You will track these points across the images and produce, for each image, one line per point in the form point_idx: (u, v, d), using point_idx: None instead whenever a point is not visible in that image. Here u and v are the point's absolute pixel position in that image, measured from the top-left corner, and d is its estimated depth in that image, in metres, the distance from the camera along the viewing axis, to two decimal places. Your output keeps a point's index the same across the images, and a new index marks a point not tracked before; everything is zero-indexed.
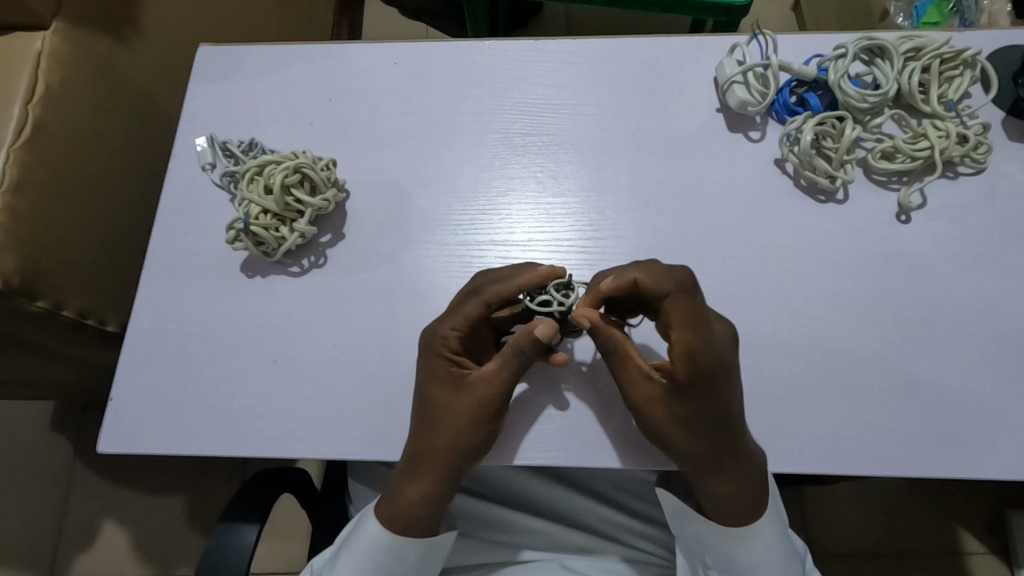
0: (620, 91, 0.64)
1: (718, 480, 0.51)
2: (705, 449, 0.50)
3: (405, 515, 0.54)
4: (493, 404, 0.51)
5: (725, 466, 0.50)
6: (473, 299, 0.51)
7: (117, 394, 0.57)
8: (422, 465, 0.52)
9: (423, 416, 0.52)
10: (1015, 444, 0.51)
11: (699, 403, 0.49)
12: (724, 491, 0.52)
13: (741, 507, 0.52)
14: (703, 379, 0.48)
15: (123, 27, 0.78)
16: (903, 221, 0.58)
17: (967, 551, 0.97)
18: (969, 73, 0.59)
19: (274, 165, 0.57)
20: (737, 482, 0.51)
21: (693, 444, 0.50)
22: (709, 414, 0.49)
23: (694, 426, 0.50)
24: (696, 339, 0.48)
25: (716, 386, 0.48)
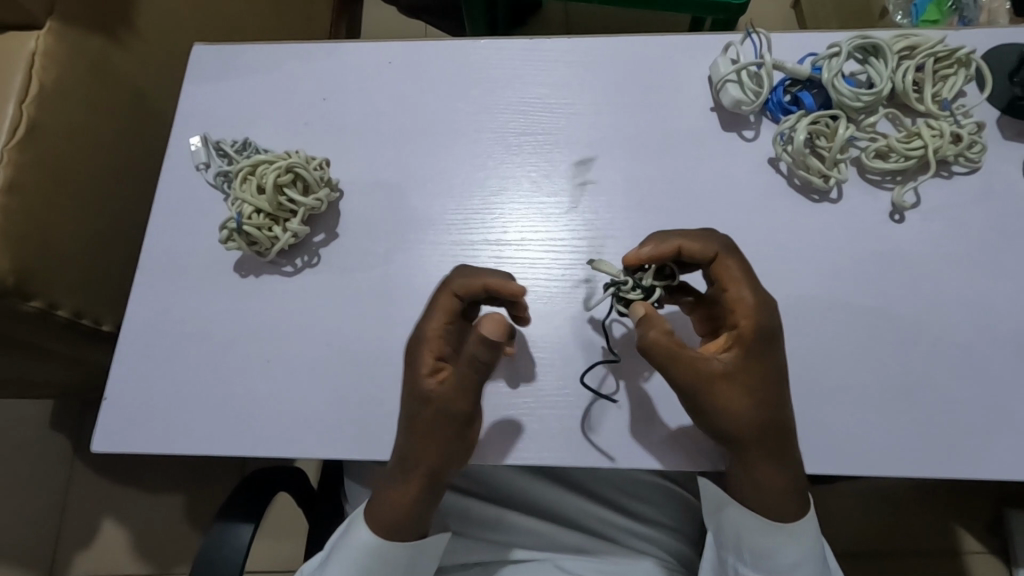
0: (614, 90, 0.64)
1: (764, 466, 0.50)
2: (762, 425, 0.48)
3: (393, 515, 0.53)
4: (451, 414, 0.49)
5: (775, 448, 0.49)
6: (444, 292, 0.52)
7: (112, 393, 0.57)
8: (409, 470, 0.51)
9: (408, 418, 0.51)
10: (1009, 445, 0.51)
11: (758, 370, 0.49)
12: (766, 481, 0.50)
13: (787, 502, 0.51)
14: (762, 342, 0.49)
15: (118, 27, 0.78)
16: (897, 220, 0.58)
17: (966, 550, 0.97)
18: (963, 72, 0.58)
19: (266, 164, 0.57)
20: (779, 470, 0.50)
21: (752, 419, 0.48)
22: (768, 380, 0.49)
23: (760, 398, 0.48)
24: (752, 295, 0.49)
25: (769, 351, 0.49)
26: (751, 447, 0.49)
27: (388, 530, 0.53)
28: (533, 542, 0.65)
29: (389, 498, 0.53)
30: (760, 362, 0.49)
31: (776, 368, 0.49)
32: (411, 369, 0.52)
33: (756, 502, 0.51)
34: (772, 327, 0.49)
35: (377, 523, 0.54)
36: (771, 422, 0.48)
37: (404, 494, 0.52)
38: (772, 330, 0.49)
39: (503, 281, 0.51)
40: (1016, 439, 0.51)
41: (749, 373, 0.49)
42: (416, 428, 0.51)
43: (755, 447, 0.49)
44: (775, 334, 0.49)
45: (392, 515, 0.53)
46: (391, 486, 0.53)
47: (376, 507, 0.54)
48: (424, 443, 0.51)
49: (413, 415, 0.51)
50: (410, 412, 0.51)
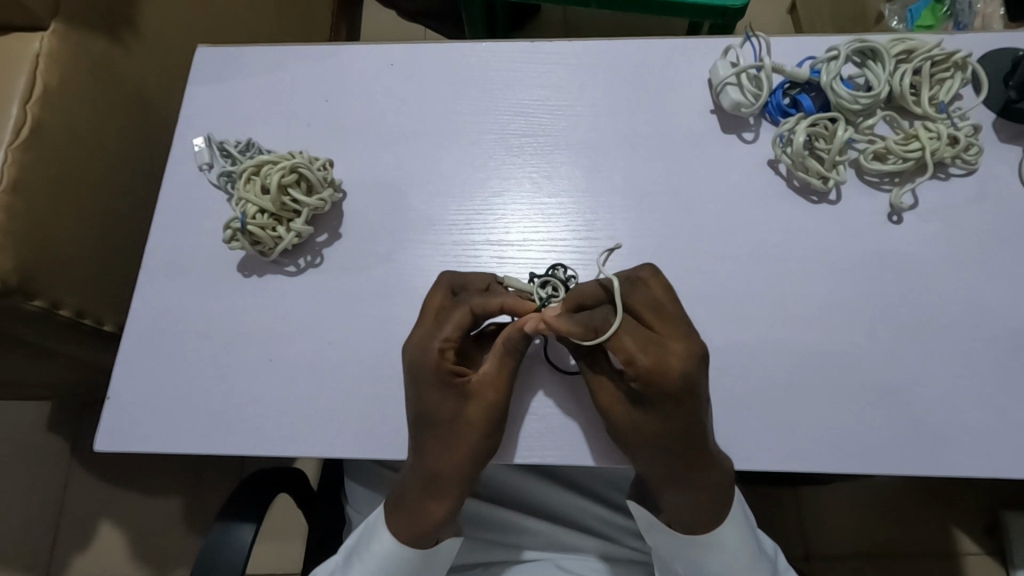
0: (616, 92, 0.65)
1: (665, 491, 0.52)
2: (651, 460, 0.50)
3: (417, 524, 0.54)
4: (499, 410, 0.51)
5: (670, 478, 0.51)
6: (460, 307, 0.52)
7: (114, 393, 0.57)
8: (444, 478, 0.52)
9: (434, 429, 0.51)
10: (1006, 443, 0.52)
11: (656, 419, 0.49)
12: (675, 502, 0.52)
13: (701, 522, 0.53)
14: (663, 399, 0.48)
15: (122, 29, 0.78)
16: (895, 221, 0.58)
17: (963, 552, 0.97)
18: (960, 75, 0.59)
19: (270, 165, 0.58)
20: (689, 497, 0.52)
21: (640, 453, 0.50)
22: (667, 431, 0.49)
23: (655, 444, 0.49)
24: (645, 359, 0.48)
25: (672, 407, 0.48)
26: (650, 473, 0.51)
27: (410, 539, 0.55)
28: (533, 541, 0.65)
29: (409, 508, 0.54)
30: (660, 413, 0.49)
31: (679, 421, 0.48)
32: (434, 385, 0.51)
33: (670, 516, 0.54)
34: (684, 388, 0.48)
35: (400, 535, 0.55)
36: (662, 461, 0.50)
37: (430, 503, 0.53)
38: (686, 388, 0.48)
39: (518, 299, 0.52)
40: (1012, 438, 0.52)
41: (643, 417, 0.49)
42: (459, 433, 0.51)
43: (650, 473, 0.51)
44: (693, 394, 0.48)
45: (421, 525, 0.54)
46: (416, 497, 0.53)
47: (396, 521, 0.55)
48: (465, 449, 0.51)
49: (446, 423, 0.51)
50: (438, 423, 0.51)
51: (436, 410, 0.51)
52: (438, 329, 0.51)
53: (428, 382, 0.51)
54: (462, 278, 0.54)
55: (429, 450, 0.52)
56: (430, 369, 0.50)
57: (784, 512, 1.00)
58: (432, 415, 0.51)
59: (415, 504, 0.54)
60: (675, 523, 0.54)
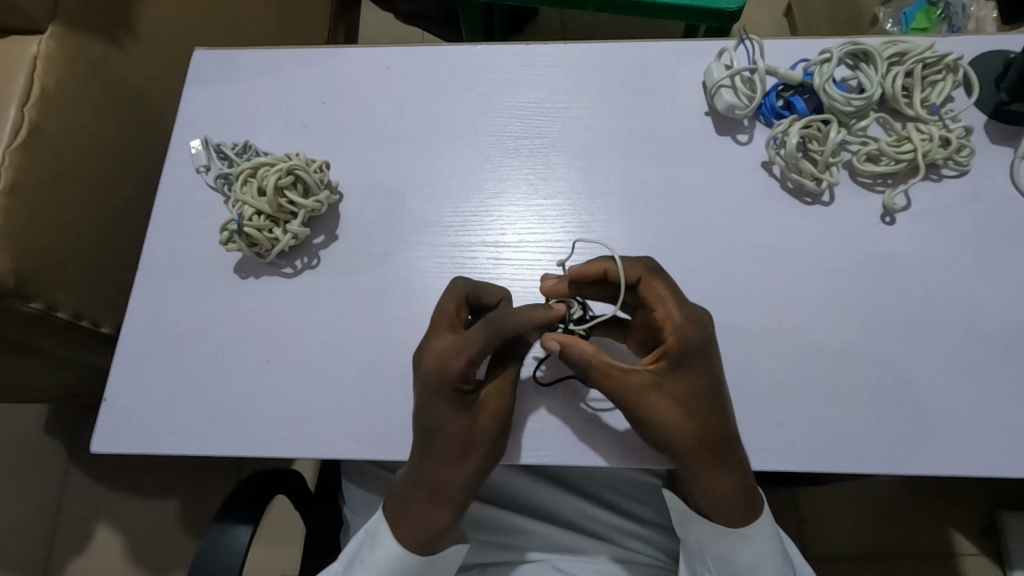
0: (611, 94, 0.65)
1: (712, 479, 0.51)
2: (697, 437, 0.50)
3: (423, 533, 0.54)
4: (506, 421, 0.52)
5: (717, 457, 0.51)
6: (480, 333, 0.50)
7: (111, 394, 0.58)
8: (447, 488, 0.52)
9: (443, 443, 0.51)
10: (999, 442, 0.52)
11: (688, 380, 0.50)
12: (721, 491, 0.52)
13: (739, 510, 0.52)
14: (691, 355, 0.50)
15: (120, 32, 0.79)
16: (887, 223, 0.59)
17: (960, 552, 0.97)
18: (951, 77, 0.59)
19: (267, 167, 0.58)
20: (734, 478, 0.51)
21: (684, 429, 0.50)
22: (702, 390, 0.50)
23: (692, 407, 0.50)
24: (677, 315, 0.50)
25: (699, 362, 0.50)
26: (695, 459, 0.51)
27: (417, 547, 0.55)
28: (531, 542, 0.65)
29: (410, 516, 0.54)
30: (692, 371, 0.50)
31: (708, 378, 0.50)
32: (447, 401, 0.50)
33: (720, 512, 0.53)
34: (705, 340, 0.50)
35: (409, 544, 0.54)
36: (705, 434, 0.50)
37: (438, 512, 0.53)
38: (705, 345, 0.50)
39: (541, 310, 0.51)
40: (1004, 437, 0.52)
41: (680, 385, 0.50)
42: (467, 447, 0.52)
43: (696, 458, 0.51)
44: (708, 345, 0.51)
45: (424, 529, 0.54)
46: (422, 508, 0.53)
47: (403, 530, 0.55)
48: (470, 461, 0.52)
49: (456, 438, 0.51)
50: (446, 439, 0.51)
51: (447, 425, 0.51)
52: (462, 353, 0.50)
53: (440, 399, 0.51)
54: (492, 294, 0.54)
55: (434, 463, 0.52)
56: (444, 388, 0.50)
57: (780, 512, 1.01)
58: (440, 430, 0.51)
59: (420, 513, 0.54)
60: (720, 518, 0.53)
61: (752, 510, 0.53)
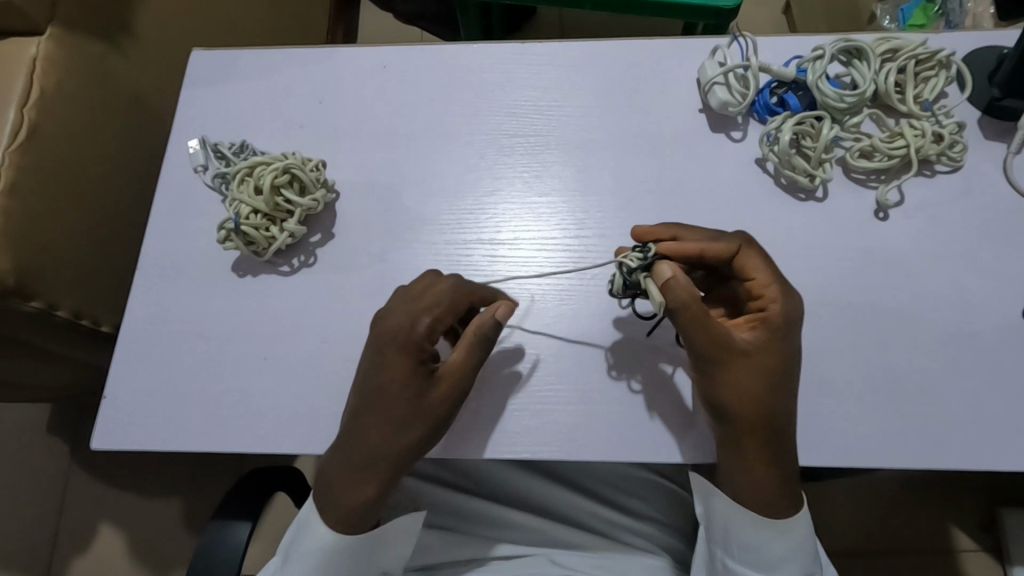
0: (605, 92, 0.65)
1: (759, 462, 0.51)
2: (764, 411, 0.50)
3: (348, 507, 0.52)
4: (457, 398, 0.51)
5: (773, 436, 0.50)
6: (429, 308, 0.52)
7: (110, 392, 0.58)
8: (372, 459, 0.51)
9: (384, 408, 0.50)
10: (991, 436, 0.52)
11: (770, 352, 0.50)
12: (761, 476, 0.52)
13: (768, 497, 0.52)
14: (783, 328, 0.51)
15: (118, 34, 0.79)
16: (880, 218, 0.59)
17: (960, 548, 0.97)
18: (944, 73, 0.60)
19: (263, 166, 0.58)
20: (779, 459, 0.51)
21: (757, 403, 0.50)
22: (780, 364, 0.50)
23: (766, 379, 0.50)
24: (775, 289, 0.51)
25: (783, 339, 0.51)
26: (756, 437, 0.50)
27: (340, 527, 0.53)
28: (529, 537, 0.66)
29: (344, 493, 0.52)
30: (778, 343, 0.51)
31: (789, 360, 0.51)
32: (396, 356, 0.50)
33: (749, 493, 0.53)
34: (797, 316, 0.52)
35: (332, 517, 0.53)
36: (775, 412, 0.50)
37: (360, 484, 0.51)
38: (793, 322, 0.51)
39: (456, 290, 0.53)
40: (997, 432, 0.52)
41: (762, 356, 0.50)
42: (410, 418, 0.50)
43: (757, 437, 0.50)
44: (794, 327, 0.51)
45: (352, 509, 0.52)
46: (343, 478, 0.51)
47: (326, 501, 0.53)
48: (408, 431, 0.50)
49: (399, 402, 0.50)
50: (391, 405, 0.50)
51: (389, 388, 0.50)
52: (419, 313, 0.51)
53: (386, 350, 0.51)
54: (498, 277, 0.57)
55: (375, 427, 0.50)
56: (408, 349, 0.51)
57: None
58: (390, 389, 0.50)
59: (345, 484, 0.52)
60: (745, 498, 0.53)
61: (776, 501, 0.53)
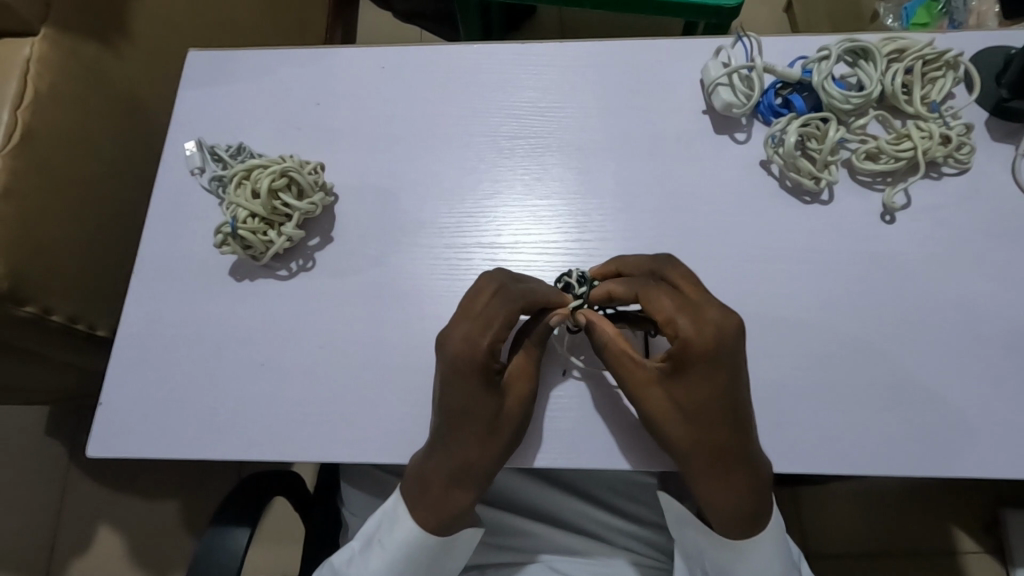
0: (607, 94, 0.65)
1: (717, 489, 0.50)
2: (696, 444, 0.50)
3: (445, 515, 0.53)
4: (531, 396, 0.52)
5: (716, 468, 0.50)
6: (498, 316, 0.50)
7: (105, 399, 0.57)
8: (473, 465, 0.51)
9: (471, 422, 0.50)
10: (999, 442, 0.52)
11: (694, 386, 0.49)
12: (724, 503, 0.51)
13: (746, 521, 0.52)
14: (702, 362, 0.48)
15: (114, 35, 0.78)
16: (887, 221, 0.58)
17: (962, 550, 0.96)
18: (951, 74, 0.59)
19: (260, 169, 0.58)
20: (733, 488, 0.50)
21: (688, 435, 0.49)
22: (710, 400, 0.49)
23: (691, 414, 0.49)
24: (686, 325, 0.48)
25: (710, 373, 0.48)
26: (699, 465, 0.50)
27: (436, 529, 0.54)
28: (530, 542, 0.65)
29: (433, 500, 0.53)
30: (700, 378, 0.49)
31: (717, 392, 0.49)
32: (471, 373, 0.49)
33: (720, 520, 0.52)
34: (722, 349, 0.48)
35: (429, 526, 0.54)
36: (712, 443, 0.49)
37: (452, 492, 0.53)
38: (716, 356, 0.48)
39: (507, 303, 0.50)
40: (1004, 437, 0.52)
41: (682, 391, 0.49)
42: (497, 426, 0.51)
43: (704, 467, 0.50)
44: (727, 359, 0.48)
45: (441, 514, 0.53)
46: (438, 488, 0.52)
47: (420, 510, 0.54)
48: (497, 437, 0.51)
49: (482, 414, 0.50)
50: (478, 418, 0.50)
51: (473, 404, 0.50)
52: (486, 331, 0.49)
53: (460, 370, 0.49)
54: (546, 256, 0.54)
55: (463, 440, 0.51)
56: (478, 366, 0.49)
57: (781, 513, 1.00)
58: (472, 405, 0.50)
59: (439, 494, 0.53)
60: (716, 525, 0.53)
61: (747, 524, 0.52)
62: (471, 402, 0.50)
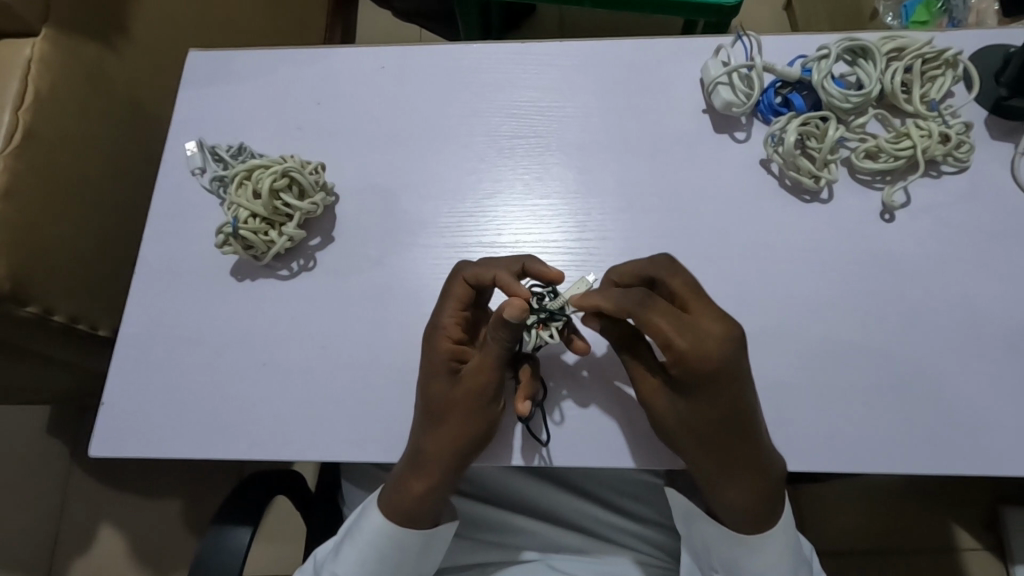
0: (609, 93, 0.65)
1: (726, 489, 0.51)
2: (720, 462, 0.50)
3: (403, 505, 0.54)
4: (488, 387, 0.52)
5: (755, 474, 0.50)
6: (458, 281, 0.53)
7: (107, 399, 0.57)
8: (419, 448, 0.52)
9: (425, 407, 0.52)
10: (998, 439, 0.52)
11: (701, 405, 0.48)
12: (732, 497, 0.51)
13: (759, 518, 0.52)
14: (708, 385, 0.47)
15: (115, 36, 0.78)
16: (886, 220, 0.58)
17: (961, 546, 0.95)
18: (950, 73, 0.59)
19: (262, 169, 0.58)
20: (757, 487, 0.51)
21: (692, 453, 0.50)
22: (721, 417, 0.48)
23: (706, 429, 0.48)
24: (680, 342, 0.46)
25: (713, 395, 0.47)
26: (703, 470, 0.51)
27: (389, 512, 0.55)
28: (532, 541, 0.66)
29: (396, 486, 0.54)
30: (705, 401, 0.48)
31: (731, 405, 0.47)
32: (433, 343, 0.52)
33: (739, 519, 0.53)
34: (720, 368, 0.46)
35: (391, 516, 0.55)
36: (716, 463, 0.50)
37: (407, 477, 0.54)
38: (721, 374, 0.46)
39: (480, 272, 0.52)
40: (1003, 435, 0.52)
41: (684, 409, 0.49)
42: (447, 416, 0.51)
43: (713, 475, 0.51)
44: (734, 378, 0.46)
45: (394, 498, 0.55)
46: (399, 472, 0.54)
47: (385, 494, 0.56)
48: (442, 425, 0.51)
49: (432, 398, 0.52)
50: (430, 403, 0.52)
51: (427, 379, 0.52)
52: (443, 304, 0.53)
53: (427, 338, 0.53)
54: (508, 285, 0.51)
55: (418, 423, 0.52)
56: (431, 336, 0.52)
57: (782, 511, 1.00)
58: (427, 379, 0.52)
59: (399, 480, 0.54)
60: (726, 521, 0.54)
61: (758, 518, 0.52)
62: (426, 383, 0.52)
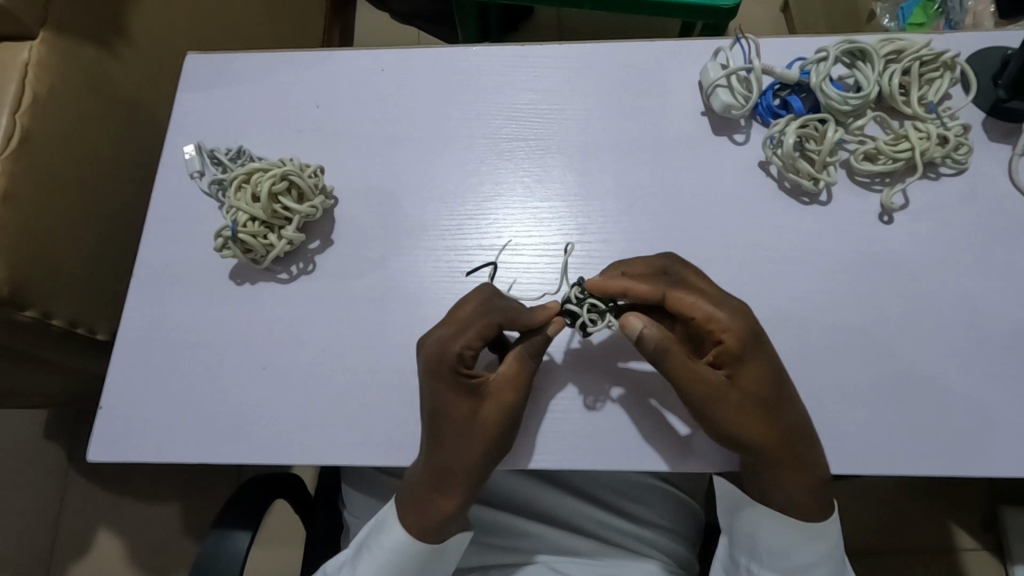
0: (607, 95, 0.65)
1: (787, 473, 0.52)
2: (785, 440, 0.51)
3: (429, 522, 0.54)
4: (511, 413, 0.51)
5: (805, 449, 0.51)
6: (482, 318, 0.51)
7: (106, 403, 0.57)
8: (455, 472, 0.52)
9: (445, 424, 0.52)
10: (999, 441, 0.52)
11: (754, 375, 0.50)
12: (795, 479, 0.52)
13: (817, 496, 0.53)
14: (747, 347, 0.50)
15: (114, 39, 0.78)
16: (885, 222, 0.58)
17: (961, 548, 0.95)
18: (948, 75, 0.59)
19: (260, 173, 0.58)
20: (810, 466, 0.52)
21: (763, 432, 0.50)
22: (769, 378, 0.50)
23: (764, 398, 0.50)
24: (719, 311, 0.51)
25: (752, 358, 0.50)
26: (769, 455, 0.51)
27: (417, 530, 0.55)
28: (533, 544, 0.65)
29: (419, 503, 0.54)
30: (753, 362, 0.50)
31: (773, 371, 0.50)
32: (448, 377, 0.51)
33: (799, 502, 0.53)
34: (751, 326, 0.51)
35: (416, 532, 0.55)
36: (784, 442, 0.51)
37: (436, 496, 0.54)
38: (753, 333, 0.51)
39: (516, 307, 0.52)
40: (1004, 437, 0.52)
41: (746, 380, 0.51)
42: (470, 430, 0.52)
43: (778, 459, 0.51)
44: (761, 336, 0.51)
45: (424, 518, 0.54)
46: (424, 490, 0.54)
47: (407, 514, 0.55)
48: (474, 449, 0.52)
49: (454, 425, 0.52)
50: (450, 420, 0.52)
51: (445, 410, 0.52)
52: (455, 335, 0.51)
53: (437, 373, 0.51)
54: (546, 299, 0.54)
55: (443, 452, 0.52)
56: (443, 368, 0.51)
57: None
58: (446, 412, 0.52)
59: (425, 500, 0.54)
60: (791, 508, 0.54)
61: (814, 500, 0.53)
62: (448, 415, 0.52)
